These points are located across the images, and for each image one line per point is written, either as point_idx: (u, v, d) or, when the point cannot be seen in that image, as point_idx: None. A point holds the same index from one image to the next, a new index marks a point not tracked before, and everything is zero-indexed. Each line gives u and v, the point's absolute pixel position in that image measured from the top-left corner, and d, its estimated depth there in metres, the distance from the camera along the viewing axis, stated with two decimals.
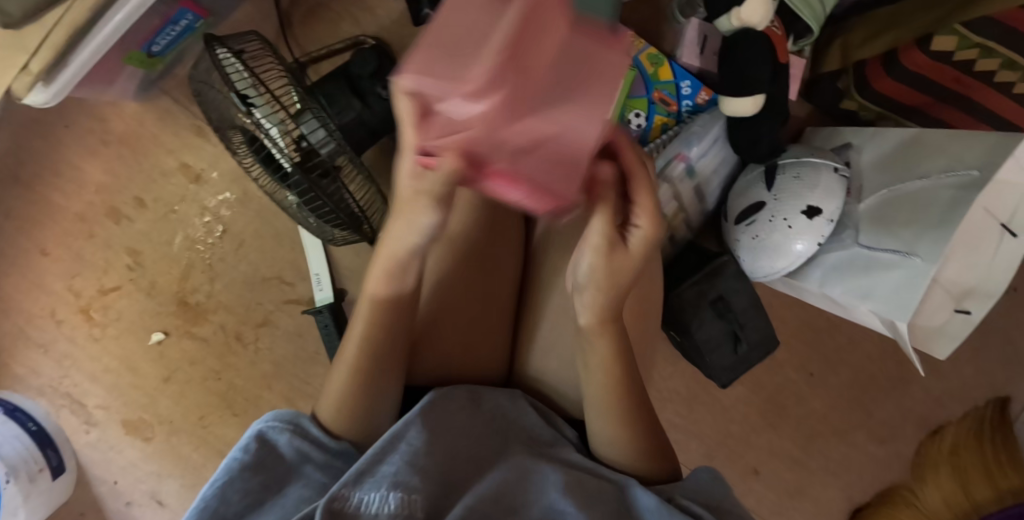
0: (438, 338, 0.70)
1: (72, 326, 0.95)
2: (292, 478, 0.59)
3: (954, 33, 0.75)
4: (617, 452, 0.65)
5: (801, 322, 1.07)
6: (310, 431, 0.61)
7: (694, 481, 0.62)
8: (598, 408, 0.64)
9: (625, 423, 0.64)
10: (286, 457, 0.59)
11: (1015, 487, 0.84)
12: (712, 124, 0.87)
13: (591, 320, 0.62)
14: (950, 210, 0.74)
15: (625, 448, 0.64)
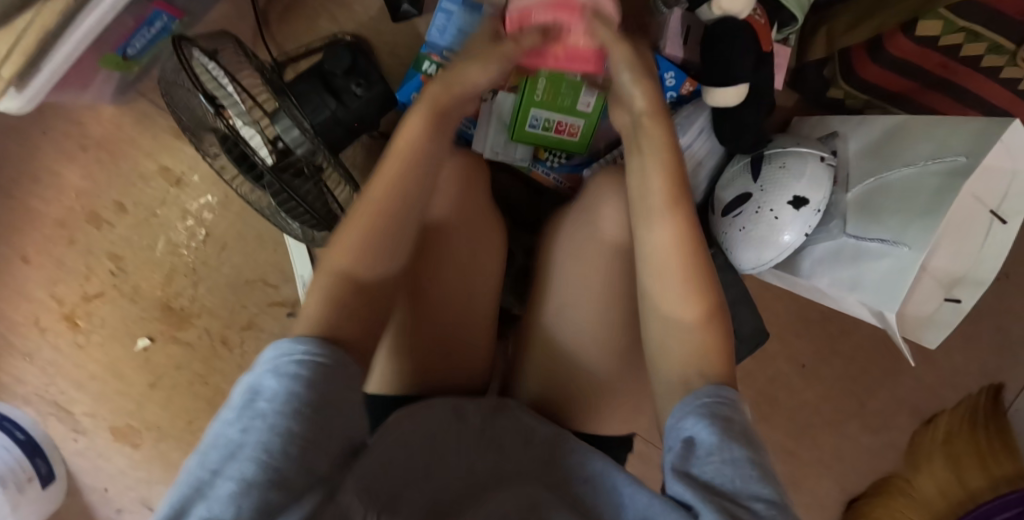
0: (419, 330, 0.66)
1: (56, 334, 0.94)
2: (275, 408, 0.46)
3: (939, 18, 0.74)
4: (695, 374, 0.56)
5: (792, 313, 1.06)
6: (306, 355, 0.50)
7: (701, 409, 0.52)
8: (677, 327, 0.59)
9: (703, 336, 0.58)
10: (274, 393, 0.47)
11: (1006, 475, 0.93)
12: (697, 115, 0.87)
13: (683, 309, 0.59)
14: (938, 197, 0.73)
15: (705, 371, 0.56)
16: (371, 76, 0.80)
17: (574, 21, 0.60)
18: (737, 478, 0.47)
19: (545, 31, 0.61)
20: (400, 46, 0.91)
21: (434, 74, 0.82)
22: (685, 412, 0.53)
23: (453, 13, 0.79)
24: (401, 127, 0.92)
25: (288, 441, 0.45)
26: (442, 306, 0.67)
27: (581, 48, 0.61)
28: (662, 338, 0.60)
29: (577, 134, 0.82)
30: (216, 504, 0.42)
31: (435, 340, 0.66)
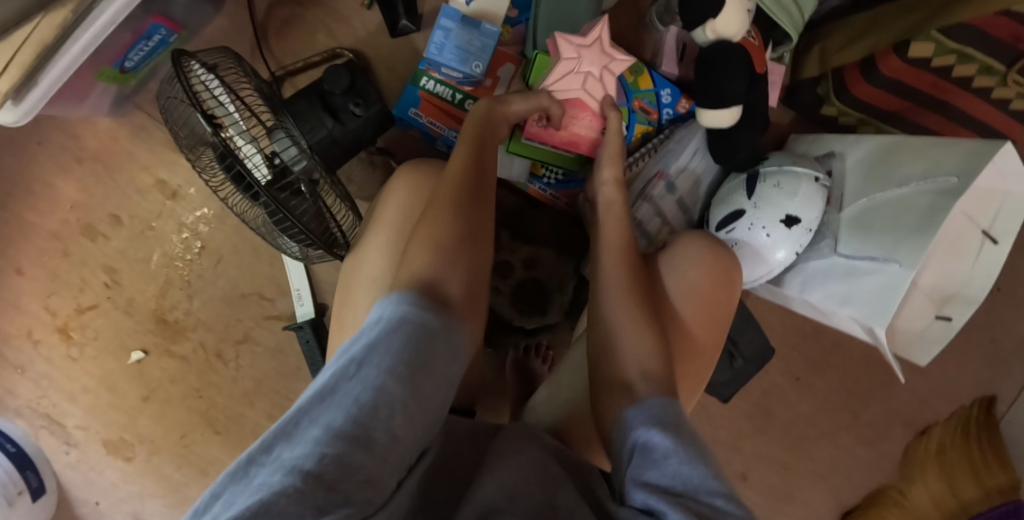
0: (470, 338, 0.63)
1: (49, 346, 0.94)
2: (372, 357, 0.46)
3: (930, 39, 0.75)
4: (638, 376, 0.57)
5: (787, 327, 1.06)
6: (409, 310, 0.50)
7: (645, 416, 0.53)
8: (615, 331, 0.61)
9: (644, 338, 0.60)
10: (370, 342, 0.47)
11: (1000, 485, 0.93)
12: (690, 138, 0.87)
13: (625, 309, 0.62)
14: (929, 217, 0.73)
15: (648, 372, 0.58)
16: (368, 96, 0.80)
17: (588, 123, 0.78)
18: (693, 476, 0.46)
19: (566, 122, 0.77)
20: (398, 61, 0.91)
21: (433, 90, 0.83)
22: (638, 425, 0.52)
23: (451, 30, 0.79)
24: (399, 142, 0.92)
25: (378, 396, 0.44)
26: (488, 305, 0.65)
27: (589, 144, 0.79)
28: (607, 346, 0.61)
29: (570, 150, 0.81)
30: (297, 453, 0.40)
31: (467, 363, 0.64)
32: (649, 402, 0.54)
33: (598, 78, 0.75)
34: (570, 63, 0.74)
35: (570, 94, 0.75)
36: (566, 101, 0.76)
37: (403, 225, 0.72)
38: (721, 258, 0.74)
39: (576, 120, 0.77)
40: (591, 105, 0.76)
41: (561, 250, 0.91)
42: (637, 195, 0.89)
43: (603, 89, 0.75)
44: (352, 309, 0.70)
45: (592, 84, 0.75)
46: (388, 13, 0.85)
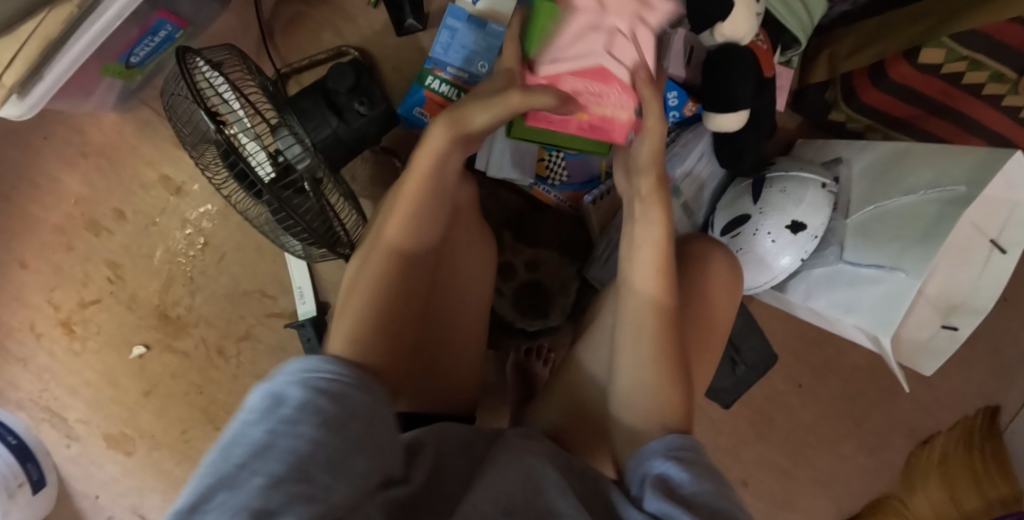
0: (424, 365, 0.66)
1: (51, 340, 0.94)
2: (304, 414, 0.44)
3: (941, 46, 0.75)
4: (658, 429, 0.56)
5: (791, 333, 1.06)
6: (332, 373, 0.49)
7: (664, 445, 0.53)
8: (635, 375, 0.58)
9: (665, 391, 0.57)
10: (300, 403, 0.45)
11: (1004, 495, 0.87)
12: (696, 141, 0.87)
13: (647, 365, 0.58)
14: (937, 226, 0.73)
15: (665, 420, 0.56)
16: (375, 95, 0.79)
17: (617, 99, 0.66)
18: (706, 494, 0.48)
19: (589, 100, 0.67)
20: (404, 60, 0.91)
21: (438, 89, 0.81)
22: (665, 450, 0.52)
23: (457, 29, 0.80)
24: (403, 142, 0.92)
25: (318, 447, 0.43)
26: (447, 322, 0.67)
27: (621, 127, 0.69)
28: (621, 393, 0.59)
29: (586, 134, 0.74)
30: (241, 500, 0.39)
31: (437, 380, 0.67)
32: (667, 441, 0.53)
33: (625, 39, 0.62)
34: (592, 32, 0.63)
35: (593, 63, 0.64)
36: (586, 72, 0.64)
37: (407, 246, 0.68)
38: (731, 279, 0.72)
39: (603, 97, 0.66)
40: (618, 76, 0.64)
41: (564, 252, 0.91)
42: None
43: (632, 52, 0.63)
44: None
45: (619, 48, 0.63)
46: (394, 13, 0.85)
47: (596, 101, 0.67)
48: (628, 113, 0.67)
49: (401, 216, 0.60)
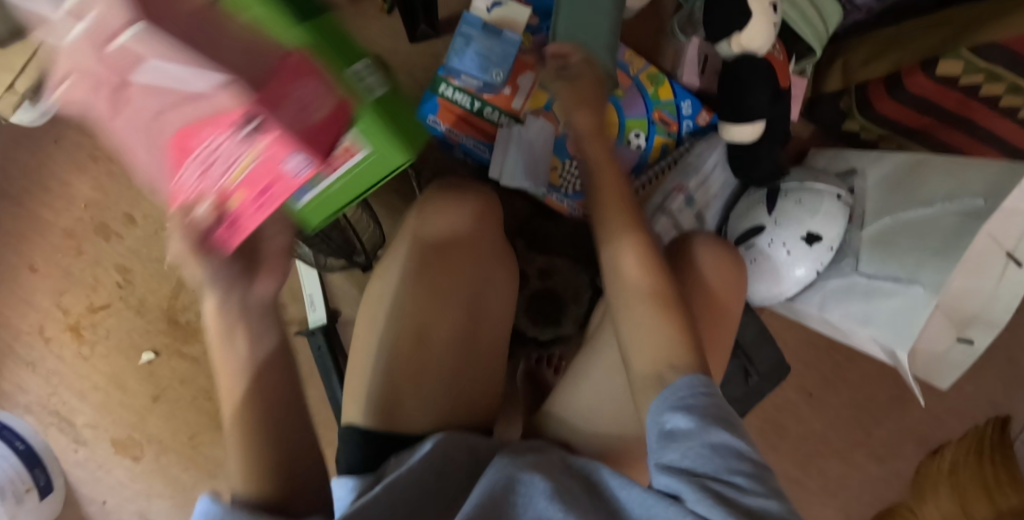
0: (432, 376, 0.63)
1: (60, 344, 0.94)
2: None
3: (960, 59, 0.74)
4: (664, 367, 0.54)
5: (802, 342, 1.05)
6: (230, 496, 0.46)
7: (678, 388, 0.51)
8: (641, 336, 0.57)
9: (666, 324, 0.56)
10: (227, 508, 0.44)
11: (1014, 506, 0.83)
12: (710, 151, 0.87)
13: (638, 286, 0.58)
14: (954, 237, 0.72)
15: (674, 361, 0.54)
16: None
17: (224, 138, 0.42)
18: (711, 465, 0.46)
19: (212, 171, 0.44)
20: (415, 67, 0.93)
21: (452, 97, 0.82)
22: (670, 398, 0.51)
23: (472, 37, 0.79)
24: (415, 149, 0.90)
25: None
26: (447, 331, 0.64)
27: (268, 156, 0.43)
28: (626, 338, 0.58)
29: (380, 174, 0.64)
30: None
31: (456, 392, 0.63)
32: (684, 384, 0.51)
33: (139, 84, 0.39)
34: (117, 128, 0.43)
35: (155, 133, 0.43)
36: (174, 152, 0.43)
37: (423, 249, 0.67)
38: (736, 280, 0.71)
39: (206, 150, 0.43)
40: (195, 112, 0.41)
41: (576, 261, 0.91)
42: (656, 208, 0.86)
43: (165, 87, 0.40)
44: (362, 344, 0.65)
45: (145, 95, 0.40)
46: (407, 19, 0.86)
47: (207, 163, 0.43)
48: (245, 138, 0.42)
49: (226, 360, 0.51)
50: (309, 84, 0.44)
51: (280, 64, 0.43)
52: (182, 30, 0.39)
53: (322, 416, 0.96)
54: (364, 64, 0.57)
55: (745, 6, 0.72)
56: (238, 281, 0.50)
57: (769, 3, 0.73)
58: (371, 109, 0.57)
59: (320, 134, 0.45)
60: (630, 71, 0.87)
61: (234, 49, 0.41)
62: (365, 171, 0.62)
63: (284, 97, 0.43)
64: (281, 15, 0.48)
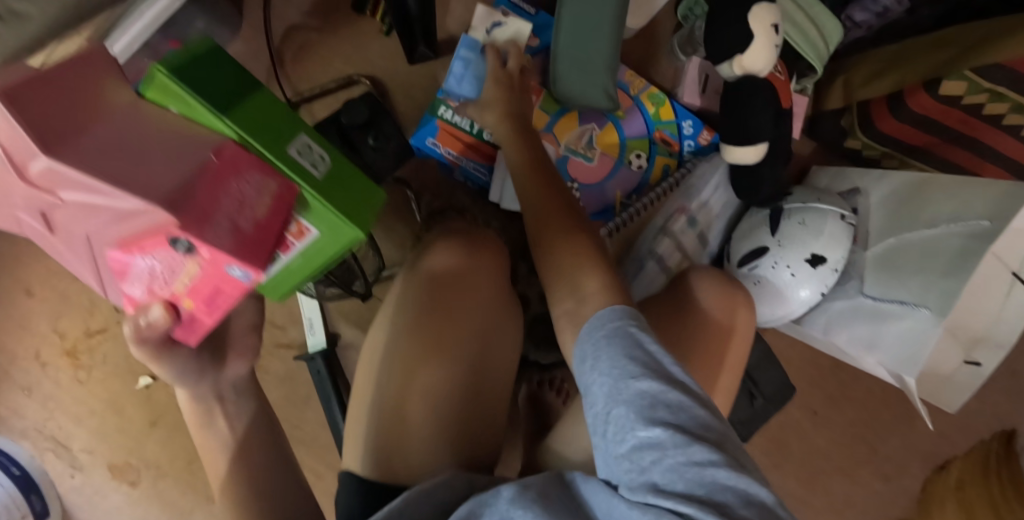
0: (433, 411, 0.63)
1: (56, 369, 0.93)
2: None
3: (963, 79, 0.73)
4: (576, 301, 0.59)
5: (806, 361, 1.04)
6: None
7: (602, 323, 0.54)
8: (562, 280, 0.61)
9: (585, 266, 0.61)
10: None
11: None
12: (712, 171, 0.86)
13: (559, 244, 0.63)
14: (959, 260, 0.71)
15: (583, 293, 0.59)
16: (386, 131, 0.84)
17: (163, 254, 0.44)
18: (637, 429, 0.46)
19: (158, 283, 0.46)
20: (414, 88, 0.92)
21: (452, 119, 0.82)
22: (589, 347, 0.53)
23: (470, 60, 0.79)
24: (416, 171, 0.90)
25: None
26: (447, 374, 0.64)
27: (208, 267, 0.45)
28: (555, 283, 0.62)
29: (310, 231, 0.51)
30: None
31: (455, 427, 0.63)
32: (597, 319, 0.54)
33: (66, 207, 0.42)
34: (65, 247, 0.46)
35: (96, 248, 0.45)
36: (118, 265, 0.45)
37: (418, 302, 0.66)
38: (735, 308, 0.70)
39: (148, 264, 0.45)
40: (127, 231, 0.43)
41: None
42: (658, 230, 0.86)
43: (90, 209, 0.41)
44: (361, 386, 0.65)
45: (75, 219, 0.43)
46: (406, 40, 0.86)
47: (152, 277, 0.46)
48: (179, 253, 0.44)
49: (206, 436, 0.60)
50: (244, 180, 0.46)
51: (206, 169, 0.44)
52: (98, 150, 0.42)
53: (322, 440, 0.95)
54: (304, 142, 0.52)
55: (747, 28, 0.71)
56: (213, 369, 0.60)
57: (771, 25, 0.72)
58: (313, 190, 0.49)
59: (260, 239, 0.46)
60: (630, 91, 0.87)
61: (156, 160, 0.43)
62: (321, 253, 0.53)
63: (212, 205, 0.43)
64: (212, 109, 0.47)
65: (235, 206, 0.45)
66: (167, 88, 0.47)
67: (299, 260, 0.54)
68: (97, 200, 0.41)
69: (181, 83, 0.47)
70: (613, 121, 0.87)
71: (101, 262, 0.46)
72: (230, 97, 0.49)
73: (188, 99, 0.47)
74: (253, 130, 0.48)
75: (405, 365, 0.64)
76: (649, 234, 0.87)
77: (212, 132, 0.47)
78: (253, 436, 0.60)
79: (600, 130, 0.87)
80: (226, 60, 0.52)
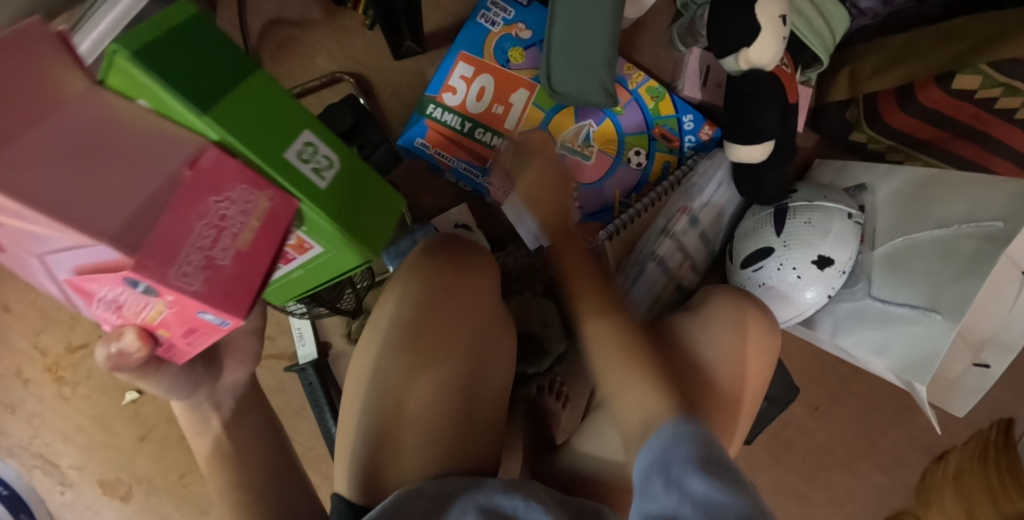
0: (430, 433, 0.60)
1: (39, 386, 0.90)
2: None
3: (979, 73, 0.71)
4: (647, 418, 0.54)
5: (806, 356, 1.03)
6: None
7: (673, 442, 0.49)
8: (632, 393, 0.57)
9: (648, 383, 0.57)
10: None
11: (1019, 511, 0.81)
12: (715, 168, 0.83)
13: (615, 363, 0.59)
14: (972, 264, 0.69)
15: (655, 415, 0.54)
16: (373, 137, 0.79)
17: (126, 292, 0.40)
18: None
19: (124, 311, 0.42)
20: (401, 85, 0.88)
21: (440, 118, 0.81)
22: (653, 456, 0.50)
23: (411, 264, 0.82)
24: (406, 175, 0.88)
25: None
26: (444, 393, 0.61)
27: (180, 309, 0.42)
28: (622, 392, 0.58)
29: (315, 246, 0.55)
30: None
31: (455, 448, 0.61)
32: (668, 437, 0.50)
33: (8, 227, 0.38)
34: (18, 262, 0.42)
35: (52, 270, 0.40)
36: (76, 290, 0.41)
37: (413, 324, 0.62)
38: (749, 321, 0.68)
39: (108, 295, 0.41)
40: (88, 262, 0.39)
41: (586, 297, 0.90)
42: (660, 231, 0.82)
43: (35, 234, 0.38)
44: (351, 409, 0.62)
45: (21, 238, 0.39)
46: (391, 35, 0.81)
47: (118, 307, 0.42)
48: (142, 293, 0.40)
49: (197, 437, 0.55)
50: (225, 198, 0.43)
51: (174, 191, 0.41)
52: (43, 163, 0.37)
53: (316, 451, 0.92)
54: (310, 142, 0.50)
55: (753, 20, 0.67)
56: (210, 379, 0.54)
57: (779, 15, 0.68)
58: (316, 209, 0.49)
59: (239, 279, 0.44)
60: (629, 86, 0.84)
61: (112, 179, 0.39)
62: (320, 267, 0.59)
63: (180, 242, 0.40)
64: (192, 108, 0.42)
65: (211, 239, 0.42)
66: (128, 75, 0.41)
67: (300, 268, 0.59)
68: (45, 227, 0.37)
69: (145, 68, 0.41)
70: (610, 116, 0.84)
71: (55, 284, 0.42)
72: (214, 88, 0.44)
73: (160, 92, 0.42)
74: (241, 131, 0.45)
75: (400, 374, 0.61)
76: (649, 236, 0.83)
77: (195, 132, 0.44)
78: (251, 449, 0.56)
79: (596, 127, 0.84)
80: (212, 28, 0.46)
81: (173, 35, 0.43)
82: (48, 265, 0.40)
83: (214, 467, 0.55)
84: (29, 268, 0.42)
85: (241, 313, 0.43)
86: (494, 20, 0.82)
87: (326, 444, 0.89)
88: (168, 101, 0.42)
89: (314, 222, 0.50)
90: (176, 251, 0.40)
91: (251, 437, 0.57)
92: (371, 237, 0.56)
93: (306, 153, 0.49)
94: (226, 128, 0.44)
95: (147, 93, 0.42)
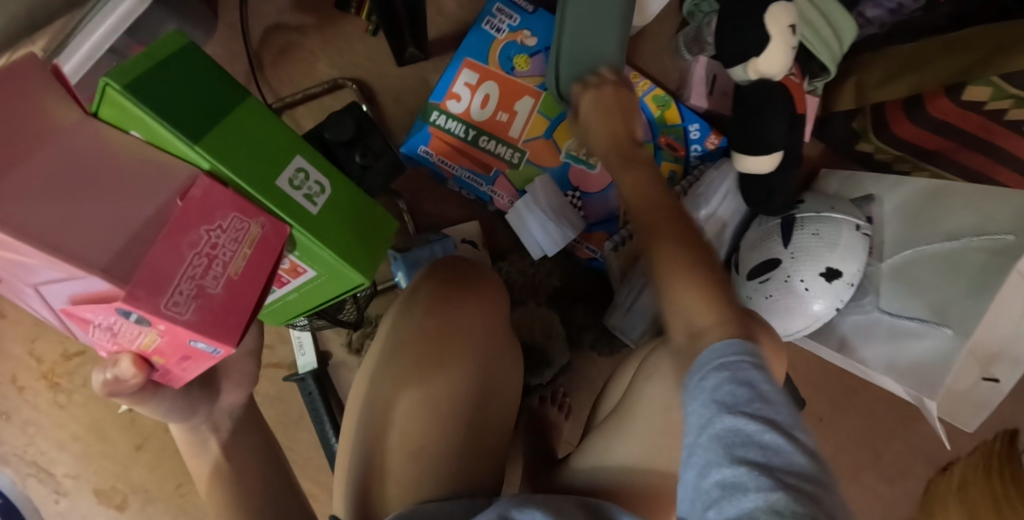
0: (427, 447, 0.58)
1: (34, 393, 0.88)
2: None
3: (989, 84, 0.69)
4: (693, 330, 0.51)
5: (810, 366, 1.02)
6: None
7: (720, 362, 0.46)
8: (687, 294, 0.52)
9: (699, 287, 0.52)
10: None
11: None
12: (721, 179, 0.82)
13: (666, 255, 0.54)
14: (982, 278, 0.69)
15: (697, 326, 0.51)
16: (376, 147, 0.78)
17: (119, 321, 0.39)
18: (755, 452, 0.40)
19: (121, 337, 0.40)
20: (404, 91, 0.87)
21: (444, 125, 0.80)
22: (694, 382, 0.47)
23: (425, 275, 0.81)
24: (408, 183, 0.88)
25: None
26: (440, 405, 0.59)
27: (172, 338, 0.40)
28: (674, 292, 0.53)
29: (310, 270, 0.54)
30: None
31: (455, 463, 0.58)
32: (715, 353, 0.47)
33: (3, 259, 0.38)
34: (17, 293, 0.42)
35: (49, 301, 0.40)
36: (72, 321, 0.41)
37: (414, 336, 0.62)
38: None
39: (102, 324, 0.40)
40: (81, 292, 0.39)
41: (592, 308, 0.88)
42: None
43: (27, 265, 0.37)
44: (353, 422, 0.61)
45: (17, 271, 0.38)
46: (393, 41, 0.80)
47: (113, 337, 0.41)
48: (134, 323, 0.39)
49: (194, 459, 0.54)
50: (217, 228, 0.43)
51: (166, 220, 0.41)
52: (35, 195, 0.37)
53: (315, 461, 0.91)
54: (300, 168, 0.50)
55: (762, 29, 0.67)
56: (207, 400, 0.53)
57: (789, 25, 0.67)
58: (305, 230, 0.49)
59: (230, 307, 0.42)
60: None
61: (104, 210, 0.39)
62: (316, 290, 0.58)
63: (171, 271, 0.40)
64: (182, 137, 0.43)
65: (203, 267, 0.41)
66: (121, 106, 0.42)
67: (296, 292, 0.59)
68: (35, 259, 0.36)
69: (138, 99, 0.42)
70: None
71: (53, 316, 0.42)
72: (204, 116, 0.45)
73: (152, 123, 0.42)
74: (231, 159, 0.45)
75: (396, 385, 0.60)
76: None
77: (185, 160, 0.44)
78: (249, 467, 0.55)
79: None
80: (204, 63, 0.47)
81: (164, 68, 0.44)
82: (46, 297, 0.40)
83: (213, 487, 0.54)
84: (29, 301, 0.41)
85: (233, 341, 0.41)
86: (499, 27, 0.81)
87: (324, 454, 0.87)
88: (157, 130, 0.43)
89: (306, 244, 0.50)
90: (167, 280, 0.39)
91: (249, 456, 0.55)
92: (368, 260, 0.55)
93: (297, 178, 0.49)
94: (216, 156, 0.44)
95: (139, 124, 0.43)
